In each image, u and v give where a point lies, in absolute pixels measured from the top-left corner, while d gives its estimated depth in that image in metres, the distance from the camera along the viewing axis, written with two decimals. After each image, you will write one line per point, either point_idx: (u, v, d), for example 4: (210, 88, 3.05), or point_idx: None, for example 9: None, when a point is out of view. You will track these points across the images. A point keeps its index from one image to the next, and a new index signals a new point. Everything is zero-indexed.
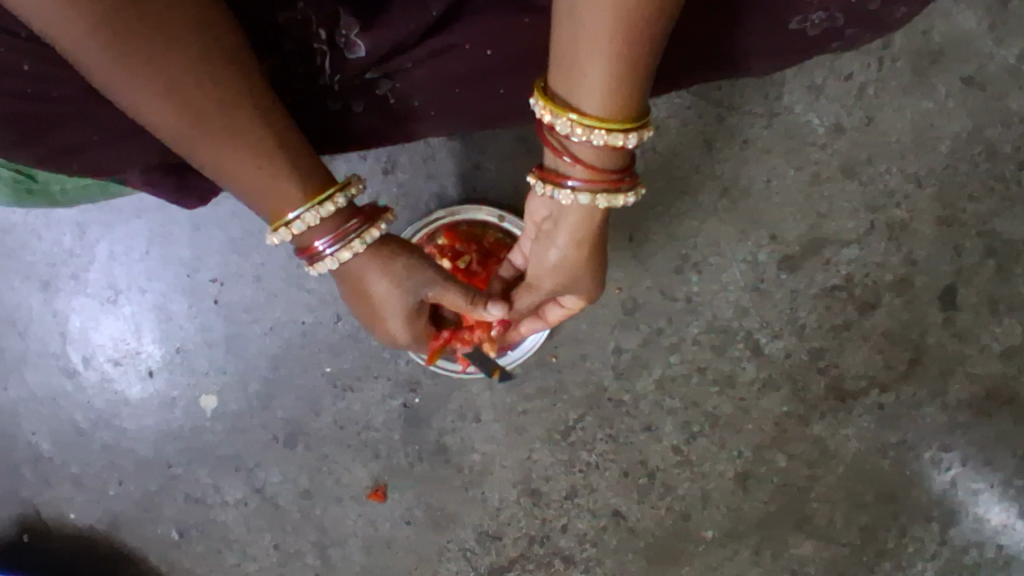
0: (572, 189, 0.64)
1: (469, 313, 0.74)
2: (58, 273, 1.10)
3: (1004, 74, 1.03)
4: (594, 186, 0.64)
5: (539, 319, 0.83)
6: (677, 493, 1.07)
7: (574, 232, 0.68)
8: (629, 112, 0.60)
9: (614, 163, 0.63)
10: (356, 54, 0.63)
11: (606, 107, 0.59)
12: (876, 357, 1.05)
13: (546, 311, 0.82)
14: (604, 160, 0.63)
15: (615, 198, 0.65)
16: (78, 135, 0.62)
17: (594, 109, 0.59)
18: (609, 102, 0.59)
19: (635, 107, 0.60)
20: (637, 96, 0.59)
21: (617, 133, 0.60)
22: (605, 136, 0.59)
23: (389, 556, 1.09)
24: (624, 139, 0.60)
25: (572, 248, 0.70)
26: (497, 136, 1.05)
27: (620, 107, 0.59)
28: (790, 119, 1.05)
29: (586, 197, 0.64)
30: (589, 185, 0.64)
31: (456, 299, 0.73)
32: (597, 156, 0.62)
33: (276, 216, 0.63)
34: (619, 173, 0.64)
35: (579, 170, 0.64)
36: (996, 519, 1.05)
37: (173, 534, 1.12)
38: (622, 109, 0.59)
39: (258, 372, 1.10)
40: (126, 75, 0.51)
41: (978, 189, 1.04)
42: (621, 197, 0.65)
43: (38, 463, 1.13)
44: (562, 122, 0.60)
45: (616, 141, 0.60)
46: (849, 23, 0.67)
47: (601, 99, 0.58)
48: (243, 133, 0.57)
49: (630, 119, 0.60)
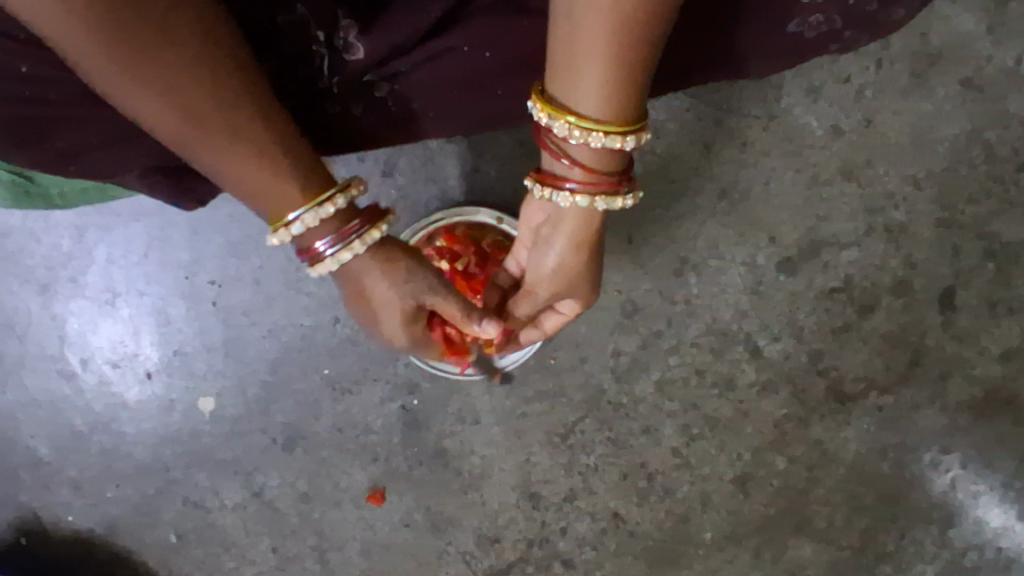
0: (571, 191, 0.64)
1: (462, 326, 0.74)
2: (56, 276, 1.10)
3: (1002, 76, 1.03)
4: (593, 189, 0.64)
5: (536, 329, 0.83)
6: (676, 495, 1.06)
7: (572, 234, 0.68)
8: (627, 115, 0.60)
9: (611, 166, 0.64)
10: (355, 56, 0.63)
11: (604, 108, 0.59)
12: (875, 359, 1.05)
13: (543, 319, 0.81)
14: (603, 162, 0.63)
15: (613, 201, 0.65)
16: (76, 137, 0.61)
17: (591, 112, 0.59)
18: (607, 105, 0.58)
19: (633, 110, 0.60)
20: (635, 99, 0.59)
21: (615, 135, 0.59)
22: (604, 138, 0.59)
23: (388, 560, 1.09)
24: (622, 141, 0.60)
25: (572, 251, 0.69)
26: (496, 138, 1.05)
27: (618, 110, 0.59)
28: (788, 122, 1.05)
29: (585, 199, 0.64)
30: (588, 188, 0.64)
31: (454, 308, 0.72)
32: (595, 157, 0.62)
33: (277, 217, 0.63)
34: (617, 176, 0.64)
35: (577, 172, 0.64)
36: (997, 522, 1.05)
37: (171, 537, 1.11)
38: (621, 111, 0.59)
39: (257, 376, 1.09)
40: (129, 81, 0.51)
41: (976, 191, 1.04)
42: (619, 200, 0.65)
43: (37, 467, 1.13)
44: (559, 124, 0.60)
45: (614, 143, 0.60)
46: (848, 25, 0.67)
47: (598, 100, 0.58)
48: (242, 136, 0.57)
49: (628, 122, 0.60)
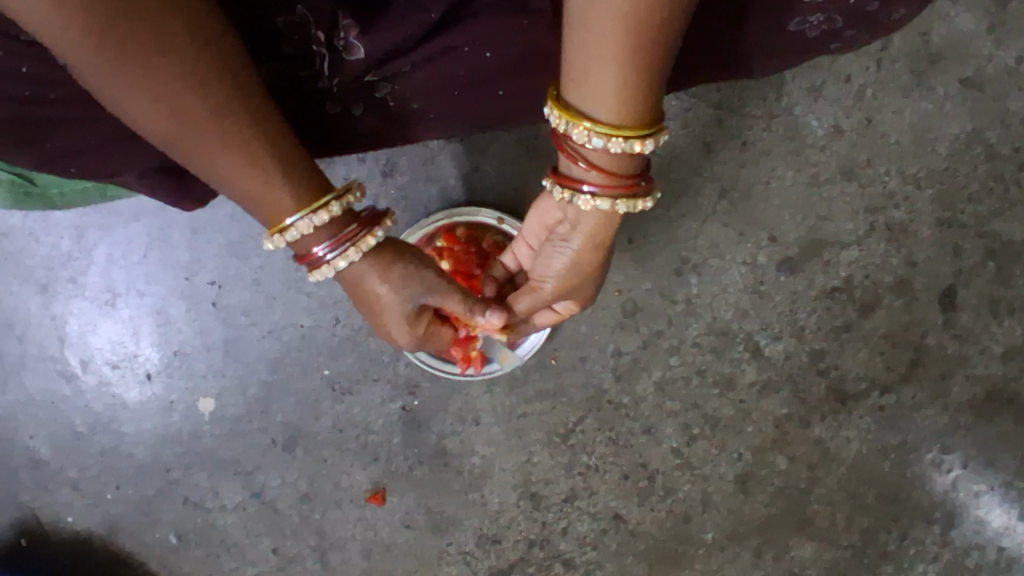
0: (591, 194, 0.64)
1: (467, 319, 0.74)
2: (56, 276, 1.10)
3: (1002, 75, 1.03)
4: (612, 191, 0.64)
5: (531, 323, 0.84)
6: (677, 495, 1.06)
7: (586, 235, 0.68)
8: (643, 117, 0.60)
9: (628, 168, 0.63)
10: (355, 56, 0.63)
11: (620, 113, 0.59)
12: (876, 358, 1.05)
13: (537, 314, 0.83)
14: (621, 165, 0.63)
15: (633, 204, 0.65)
16: (76, 138, 0.61)
17: (607, 116, 0.59)
18: (621, 108, 0.58)
19: (648, 112, 0.60)
20: (649, 101, 0.59)
21: (633, 139, 0.59)
22: (623, 142, 0.59)
23: (389, 561, 1.09)
24: (642, 145, 0.60)
25: (585, 251, 0.70)
26: (496, 138, 1.05)
27: (632, 113, 0.59)
28: (789, 121, 1.05)
29: (606, 202, 0.64)
30: (607, 191, 0.63)
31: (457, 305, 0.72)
32: (614, 161, 0.62)
33: (274, 223, 0.63)
34: (635, 178, 0.64)
35: (595, 175, 0.63)
36: (998, 521, 1.05)
37: (171, 538, 1.11)
38: (636, 115, 0.59)
39: (258, 376, 1.09)
40: (126, 82, 0.51)
41: (977, 190, 1.04)
42: (638, 203, 0.65)
43: (37, 467, 1.12)
44: (578, 131, 0.60)
45: (634, 147, 0.60)
46: (849, 24, 0.67)
47: (614, 105, 0.58)
48: (236, 140, 0.56)
49: (644, 125, 0.60)
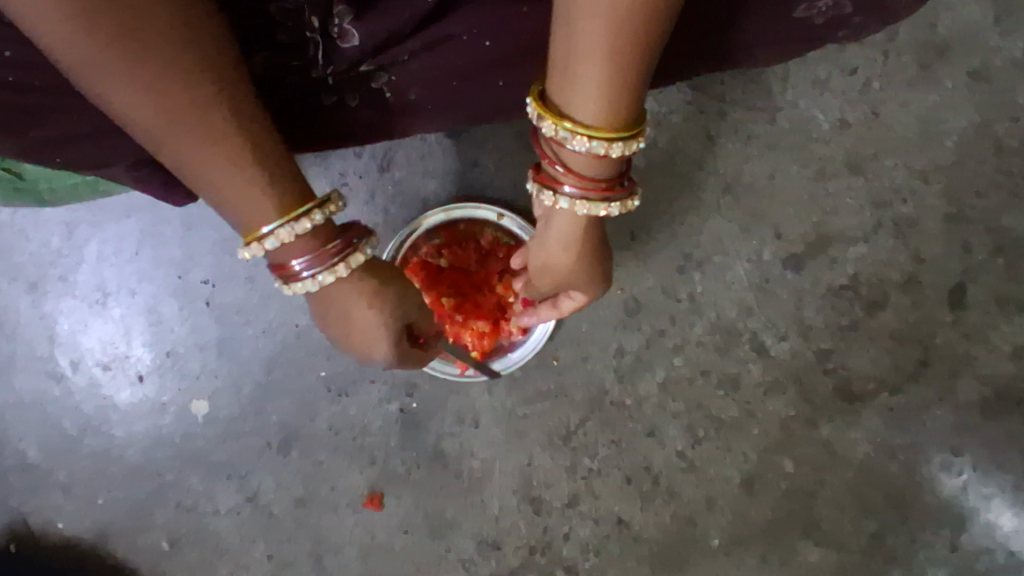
0: (557, 192, 0.62)
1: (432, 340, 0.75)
2: (45, 274, 1.08)
3: (1010, 67, 1.00)
4: (578, 193, 0.62)
5: (553, 308, 0.82)
6: (682, 499, 1.04)
7: (561, 232, 0.67)
8: (619, 120, 0.57)
9: (601, 172, 0.61)
10: (349, 44, 0.60)
11: (597, 112, 0.56)
12: (884, 357, 1.03)
13: (560, 301, 0.81)
14: (591, 167, 0.60)
15: (596, 207, 0.62)
16: (61, 128, 0.59)
17: (583, 114, 0.57)
18: (599, 108, 0.56)
19: (626, 114, 0.57)
20: (630, 102, 0.56)
21: (600, 141, 0.57)
22: (588, 142, 0.57)
23: (387, 566, 1.06)
24: (608, 148, 0.57)
25: (564, 249, 0.68)
26: (495, 132, 1.02)
27: (610, 114, 0.56)
28: (794, 114, 1.03)
29: (563, 201, 0.62)
30: (574, 190, 0.62)
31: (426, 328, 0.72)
32: (584, 163, 0.60)
33: (250, 230, 0.60)
34: (607, 182, 0.62)
35: (570, 177, 0.61)
36: (1009, 525, 1.02)
37: (163, 544, 1.09)
38: (614, 116, 0.57)
39: (252, 376, 1.07)
40: (102, 68, 0.48)
41: (986, 185, 1.02)
42: (600, 206, 0.62)
43: (26, 470, 1.10)
44: (547, 125, 0.58)
45: (599, 149, 0.57)
46: (858, 10, 0.64)
47: (592, 104, 0.56)
48: (220, 136, 0.54)
49: (619, 127, 0.57)
